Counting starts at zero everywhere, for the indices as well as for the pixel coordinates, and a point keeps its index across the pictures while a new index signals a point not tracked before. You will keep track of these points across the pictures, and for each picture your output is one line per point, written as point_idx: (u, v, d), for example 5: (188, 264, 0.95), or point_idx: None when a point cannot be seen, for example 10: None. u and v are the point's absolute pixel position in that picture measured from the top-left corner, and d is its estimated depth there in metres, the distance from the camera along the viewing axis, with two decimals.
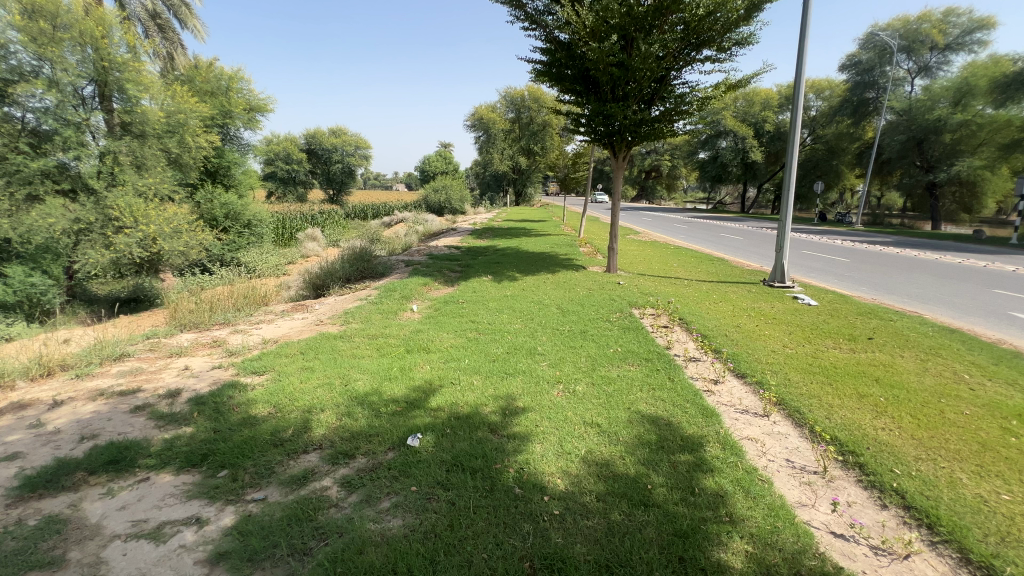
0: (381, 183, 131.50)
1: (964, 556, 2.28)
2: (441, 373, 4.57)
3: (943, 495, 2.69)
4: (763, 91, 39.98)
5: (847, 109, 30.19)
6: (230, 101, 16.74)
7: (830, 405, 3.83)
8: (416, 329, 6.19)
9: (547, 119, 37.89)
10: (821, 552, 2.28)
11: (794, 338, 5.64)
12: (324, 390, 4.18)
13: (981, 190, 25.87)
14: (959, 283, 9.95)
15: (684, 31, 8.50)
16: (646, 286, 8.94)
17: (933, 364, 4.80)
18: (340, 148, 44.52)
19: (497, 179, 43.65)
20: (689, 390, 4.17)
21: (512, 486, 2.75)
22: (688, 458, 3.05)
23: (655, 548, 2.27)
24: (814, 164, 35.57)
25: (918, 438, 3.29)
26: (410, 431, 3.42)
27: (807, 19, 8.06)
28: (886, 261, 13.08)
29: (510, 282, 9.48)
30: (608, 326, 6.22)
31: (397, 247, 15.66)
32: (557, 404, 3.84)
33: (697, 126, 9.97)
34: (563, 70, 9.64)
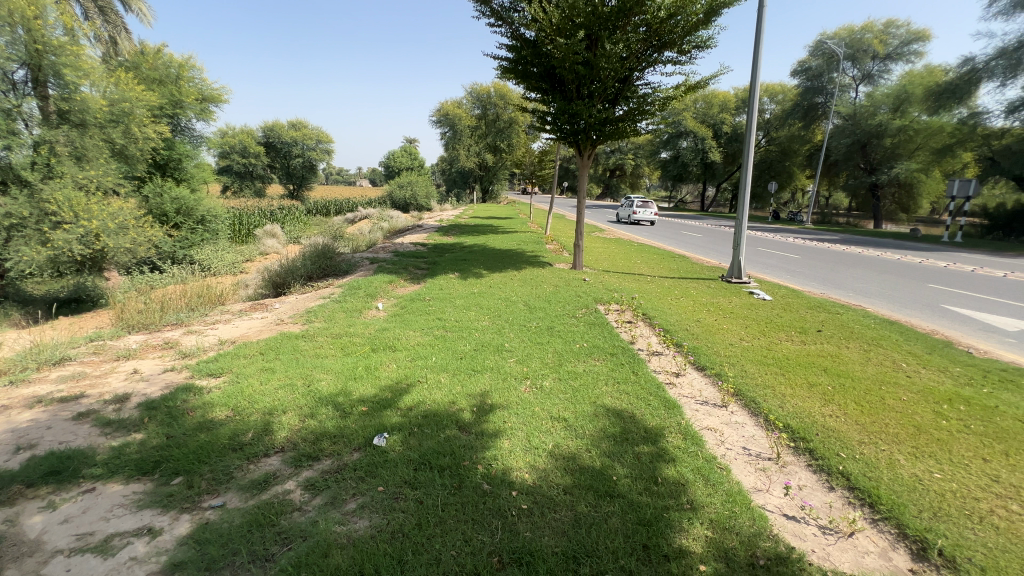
0: (343, 179, 128.38)
1: (902, 531, 2.45)
2: (408, 371, 4.53)
3: (883, 475, 2.89)
4: (721, 94, 41.43)
5: (798, 112, 31.65)
6: (181, 90, 15.98)
7: (782, 393, 4.05)
8: (382, 327, 6.07)
9: (514, 116, 37.96)
10: (775, 534, 2.41)
11: (750, 331, 5.90)
12: (285, 391, 4.04)
13: (917, 190, 27.74)
14: (900, 278, 10.64)
15: (647, 32, 8.66)
16: (611, 282, 9.10)
17: (875, 354, 5.13)
18: (301, 142, 43.20)
19: (463, 176, 43.43)
20: (652, 382, 4.30)
21: (480, 483, 2.75)
22: (651, 449, 3.14)
23: (621, 536, 2.33)
24: (768, 164, 37.27)
25: (861, 423, 3.52)
26: (377, 430, 3.37)
27: (762, 25, 8.39)
28: (834, 258, 13.84)
29: (478, 279, 9.43)
30: (574, 321, 6.32)
31: (361, 244, 15.33)
32: (525, 400, 3.87)
33: (659, 125, 10.21)
34: (529, 67, 9.67)
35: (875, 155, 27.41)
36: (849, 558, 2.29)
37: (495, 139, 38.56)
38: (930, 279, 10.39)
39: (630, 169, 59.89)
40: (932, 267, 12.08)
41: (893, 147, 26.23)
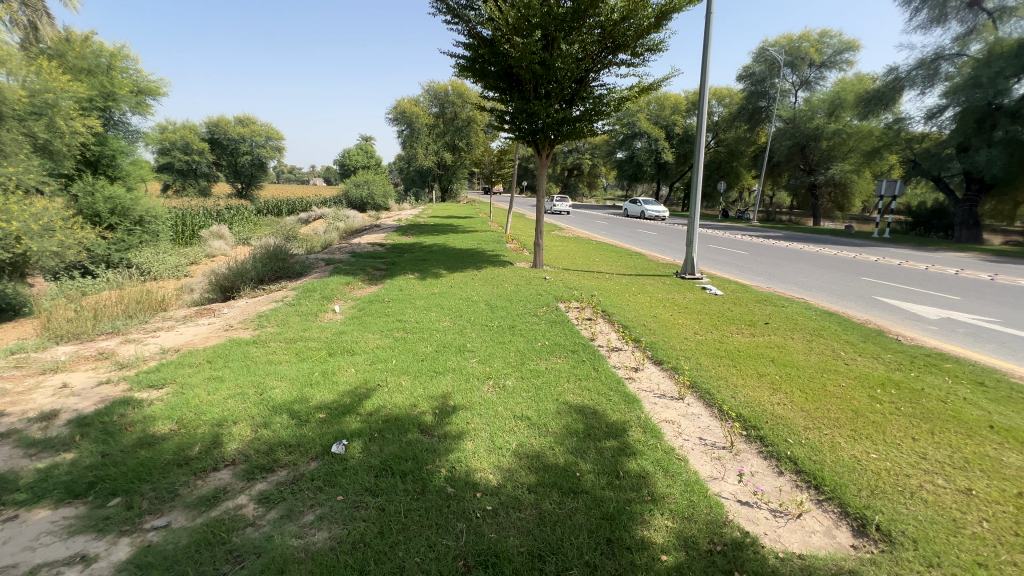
0: (295, 177, 123.59)
1: (844, 509, 2.61)
2: (367, 375, 4.40)
3: (827, 458, 3.07)
4: (672, 97, 42.90)
5: (744, 116, 33.20)
6: (113, 81, 14.97)
7: (734, 384, 4.23)
8: (339, 331, 5.88)
9: (471, 115, 37.97)
10: (730, 520, 2.50)
11: (704, 325, 6.14)
12: (235, 401, 3.84)
13: (851, 189, 29.76)
14: (837, 272, 11.36)
15: (601, 34, 8.83)
16: (571, 280, 9.19)
17: (817, 343, 5.45)
18: (249, 139, 41.35)
19: (421, 175, 42.77)
20: (612, 378, 4.38)
21: (444, 486, 2.72)
22: (613, 444, 3.20)
23: (585, 532, 2.36)
24: (717, 165, 38.90)
25: (806, 410, 3.74)
26: (335, 438, 3.26)
27: (710, 32, 8.73)
28: (779, 254, 14.59)
29: (438, 279, 9.31)
30: (535, 320, 6.35)
31: (316, 246, 14.77)
32: (488, 400, 3.85)
33: (615, 126, 10.42)
34: (487, 66, 9.66)
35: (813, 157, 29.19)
36: (797, 539, 2.42)
37: (453, 138, 38.25)
38: (864, 273, 11.15)
39: (588, 168, 61.01)
40: (865, 262, 12.95)
41: (829, 149, 28.02)
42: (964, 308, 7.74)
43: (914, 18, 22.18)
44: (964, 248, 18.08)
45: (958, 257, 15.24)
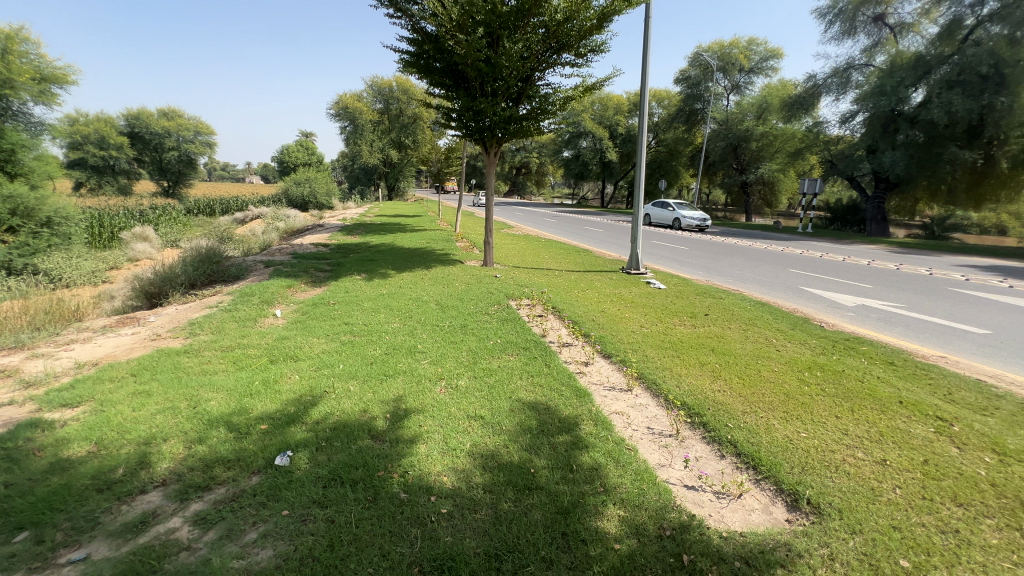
0: (230, 176, 116.87)
1: (779, 487, 2.79)
2: (312, 382, 4.21)
3: (763, 439, 3.27)
4: (614, 97, 44.19)
5: (681, 117, 34.75)
6: (10, 67, 13.42)
7: (679, 373, 4.43)
8: (280, 336, 5.59)
9: (417, 112, 37.30)
10: (678, 505, 2.61)
11: (649, 318, 6.39)
12: (165, 416, 3.55)
13: (778, 187, 31.93)
14: (768, 265, 12.13)
15: (545, 34, 8.92)
16: (521, 278, 9.23)
17: (752, 332, 5.81)
18: (175, 133, 38.45)
19: (366, 173, 41.58)
20: (564, 373, 4.45)
21: (397, 492, 2.64)
22: (566, 439, 3.25)
23: (541, 527, 2.38)
24: (658, 164, 40.48)
25: (743, 395, 3.98)
26: (279, 449, 3.09)
27: (649, 35, 9.05)
28: (716, 248, 15.38)
29: (386, 280, 9.10)
30: (487, 318, 6.33)
31: (253, 247, 13.96)
32: (441, 401, 3.80)
33: (561, 125, 10.57)
34: (432, 62, 9.52)
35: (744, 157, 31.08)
36: (739, 518, 2.56)
37: (399, 135, 37.59)
38: (791, 265, 11.99)
39: (536, 167, 61.78)
40: (793, 255, 13.90)
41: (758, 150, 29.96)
42: (876, 296, 8.51)
43: (829, 29, 24.13)
44: (874, 241, 19.95)
45: (870, 249, 16.75)
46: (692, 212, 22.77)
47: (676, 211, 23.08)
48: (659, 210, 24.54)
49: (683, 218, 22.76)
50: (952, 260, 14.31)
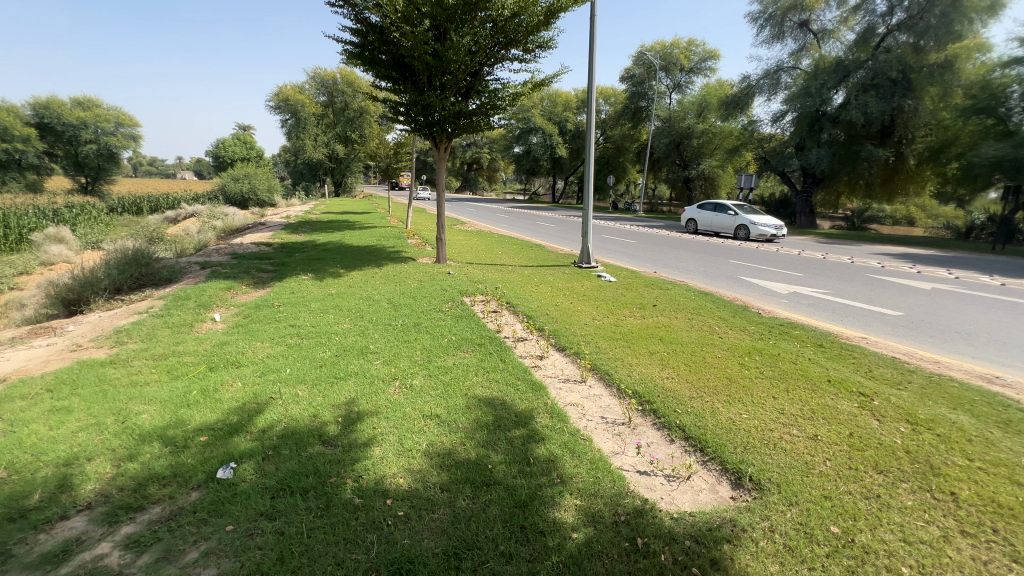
0: (159, 171, 108.77)
1: (724, 467, 2.95)
2: (257, 388, 4.00)
3: (709, 423, 3.44)
4: (563, 94, 44.81)
5: (628, 114, 35.71)
6: None
7: (630, 363, 4.57)
8: (220, 341, 5.27)
9: (363, 106, 36.18)
10: (632, 490, 2.70)
11: (601, 311, 6.54)
12: (89, 434, 3.26)
13: (718, 182, 33.57)
14: (711, 256, 12.72)
15: (493, 29, 8.86)
16: (475, 274, 9.18)
17: (697, 321, 6.10)
18: (93, 124, 35.25)
19: (311, 168, 39.92)
20: (519, 367, 4.48)
21: (351, 497, 2.56)
22: (522, 433, 3.27)
23: (499, 523, 2.39)
24: (606, 160, 41.47)
25: (690, 381, 4.17)
26: (222, 461, 2.91)
27: (595, 33, 9.22)
28: (662, 242, 15.98)
29: (335, 279, 8.78)
30: (441, 316, 6.26)
31: (188, 248, 13.06)
32: (395, 402, 3.71)
33: (511, 120, 10.55)
34: (377, 54, 9.26)
35: (686, 153, 32.44)
36: (688, 499, 2.68)
37: (344, 129, 36.44)
38: (732, 256, 12.63)
39: (487, 162, 61.69)
40: (733, 246, 14.66)
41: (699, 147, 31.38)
42: (807, 284, 9.13)
43: (760, 33, 25.55)
44: (803, 232, 21.44)
45: (799, 240, 17.99)
46: (764, 217, 16.97)
47: (743, 215, 17.16)
48: (711, 213, 18.54)
49: (754, 225, 16.86)
50: (870, 249, 15.62)
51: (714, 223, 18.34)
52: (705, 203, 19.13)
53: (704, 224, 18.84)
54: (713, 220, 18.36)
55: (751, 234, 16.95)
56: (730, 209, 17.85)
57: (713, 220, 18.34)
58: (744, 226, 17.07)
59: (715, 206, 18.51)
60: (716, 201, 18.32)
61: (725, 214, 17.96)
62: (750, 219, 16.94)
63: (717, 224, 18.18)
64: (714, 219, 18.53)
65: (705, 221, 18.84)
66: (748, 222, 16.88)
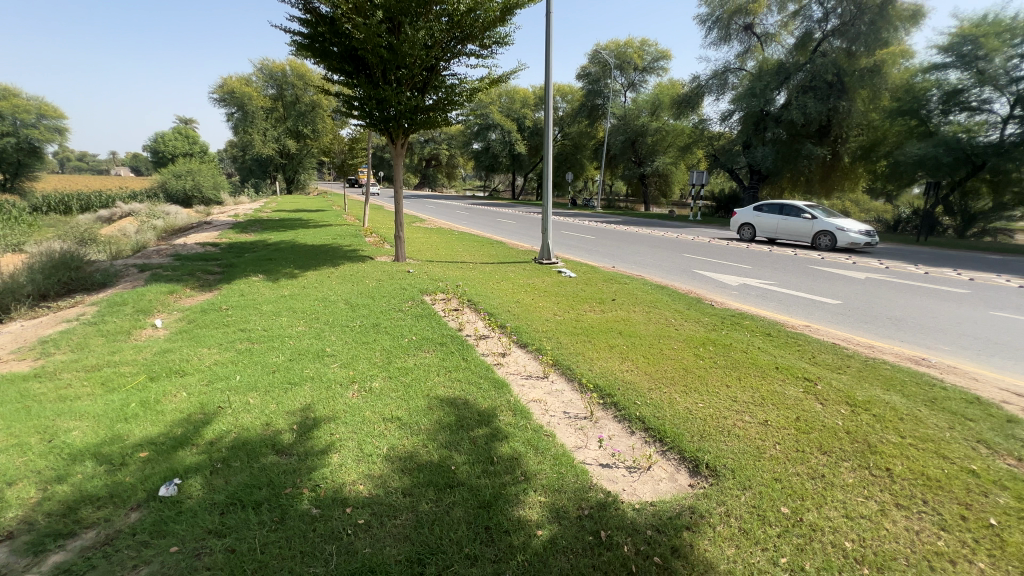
0: (90, 167, 101.09)
1: (682, 455, 3.04)
2: (204, 397, 3.77)
3: (668, 413, 3.53)
4: (521, 91, 44.93)
5: (584, 112, 36.23)
6: None
7: (591, 357, 4.64)
8: (162, 349, 4.93)
9: (315, 100, 35.02)
10: (595, 484, 2.74)
11: (562, 306, 6.60)
12: (10, 456, 2.97)
13: (672, 179, 34.62)
14: (666, 250, 13.09)
15: (449, 23, 8.71)
16: (435, 272, 9.05)
17: (654, 314, 6.26)
18: (11, 116, 32.31)
19: (260, 164, 38.20)
20: (481, 365, 4.46)
21: (309, 508, 2.46)
22: (485, 431, 3.25)
23: (464, 524, 2.36)
24: (564, 157, 41.93)
25: (649, 372, 4.28)
26: (165, 477, 2.72)
27: (552, 30, 9.26)
28: (620, 237, 16.32)
29: (289, 280, 8.43)
30: (401, 316, 6.14)
31: (125, 249, 12.19)
32: (353, 406, 3.60)
33: (469, 116, 10.44)
34: (329, 46, 8.94)
35: (641, 150, 33.28)
36: (649, 489, 2.74)
37: (295, 123, 35.11)
38: (686, 250, 13.05)
39: (446, 159, 61.07)
40: (686, 241, 15.14)
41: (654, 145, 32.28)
42: (755, 276, 9.57)
43: (709, 34, 26.51)
44: None
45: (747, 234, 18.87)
46: (849, 222, 13.66)
47: (824, 220, 13.72)
48: (778, 216, 14.93)
49: (841, 232, 13.47)
50: None
51: (782, 229, 14.78)
52: (763, 204, 15.61)
53: (767, 229, 15.25)
54: (780, 225, 14.83)
55: (835, 243, 13.53)
56: (804, 210, 14.36)
57: (781, 226, 14.79)
58: (827, 232, 13.64)
59: (781, 208, 14.95)
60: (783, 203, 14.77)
61: (799, 217, 14.39)
62: (836, 223, 13.49)
63: (785, 229, 14.68)
64: (779, 224, 15.00)
65: (768, 226, 15.26)
66: (833, 228, 13.44)
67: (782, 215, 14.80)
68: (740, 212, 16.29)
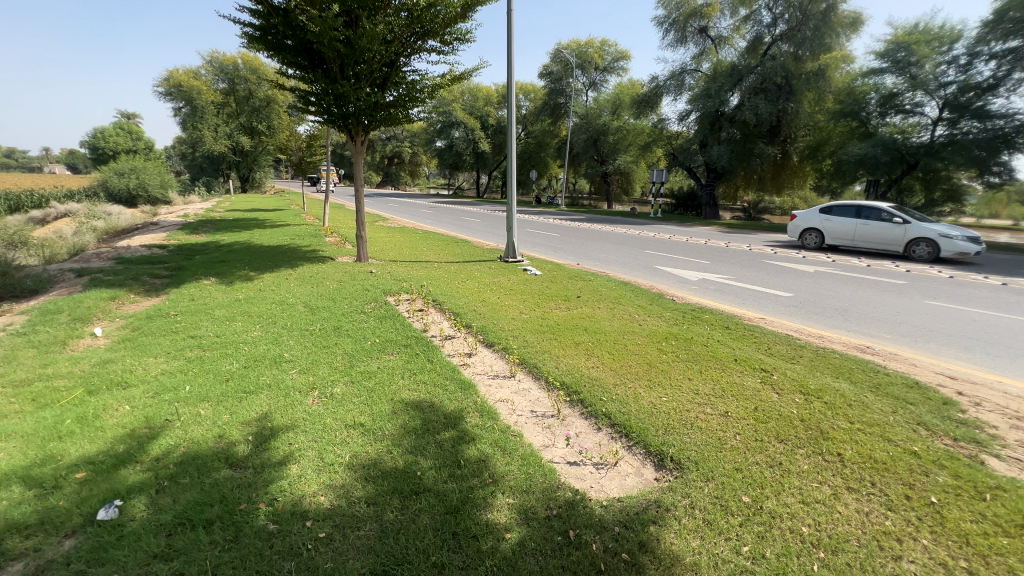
0: (18, 164, 93.57)
1: (648, 450, 3.08)
2: (151, 410, 3.53)
3: (633, 408, 3.58)
4: (483, 89, 44.77)
5: (547, 110, 36.45)
6: None
7: (557, 355, 4.66)
8: (102, 360, 4.59)
9: (270, 94, 33.76)
10: (563, 483, 2.73)
11: (528, 304, 6.60)
12: None
13: (633, 177, 35.36)
14: (629, 247, 13.34)
15: (409, 18, 8.51)
16: (399, 272, 8.87)
17: (618, 310, 6.35)
18: None
19: (211, 162, 36.44)
20: (447, 367, 4.38)
21: (265, 524, 2.34)
22: (452, 434, 3.19)
23: (431, 531, 2.30)
24: (528, 156, 42.10)
25: (614, 368, 4.34)
26: (106, 498, 2.53)
27: (513, 28, 9.23)
28: (584, 234, 16.52)
29: (244, 283, 8.05)
30: (363, 318, 5.97)
31: (59, 252, 11.33)
32: (314, 413, 3.47)
33: (431, 113, 10.27)
34: (282, 39, 8.59)
35: (604, 149, 33.82)
36: (616, 484, 2.77)
37: (249, 119, 33.79)
38: (648, 247, 13.34)
39: (409, 157, 60.11)
40: (648, 237, 15.49)
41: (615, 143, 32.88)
42: (714, 270, 9.89)
43: (666, 36, 27.19)
44: (709, 223, 23.26)
45: (705, 230, 19.50)
46: (947, 226, 11.59)
47: (921, 226, 11.56)
48: (857, 221, 12.61)
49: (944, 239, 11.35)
50: (765, 237, 17.32)
51: (862, 235, 12.54)
52: (831, 206, 13.31)
53: (841, 236, 12.97)
54: (859, 230, 12.52)
55: (934, 252, 11.44)
56: (889, 214, 12.15)
57: (865, 232, 12.49)
58: (924, 240, 11.52)
59: (858, 211, 12.72)
60: (864, 205, 12.49)
61: (884, 221, 12.20)
62: (936, 228, 11.39)
63: (867, 236, 12.45)
64: (861, 229, 12.64)
65: (841, 232, 12.94)
66: (934, 234, 11.32)
67: (860, 219, 12.55)
68: (799, 215, 13.97)
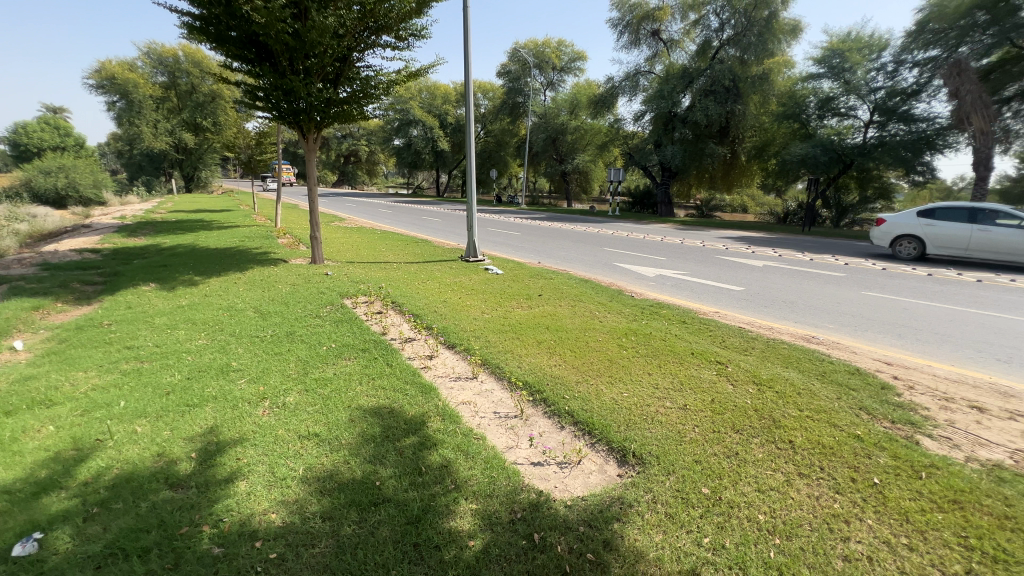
0: None
1: (611, 447, 3.09)
2: (79, 430, 3.23)
3: (595, 405, 3.60)
4: (441, 87, 44.27)
5: (506, 109, 36.46)
6: None
7: (519, 354, 4.63)
8: (23, 376, 4.18)
9: (214, 89, 32.05)
10: (527, 485, 2.70)
11: (489, 304, 6.55)
12: None
13: (591, 176, 35.95)
14: (589, 245, 13.51)
15: (361, 12, 8.24)
16: (357, 274, 8.61)
17: (579, 307, 6.40)
18: None
19: (151, 159, 34.24)
20: (407, 371, 4.26)
21: (210, 548, 2.18)
22: (413, 441, 3.09)
23: (390, 544, 2.21)
24: (488, 155, 42.00)
25: (576, 365, 4.35)
26: (24, 531, 2.28)
27: (469, 25, 9.13)
28: (544, 233, 16.63)
29: (187, 288, 7.58)
30: (318, 322, 5.74)
31: None
32: (265, 425, 3.27)
33: (387, 110, 10.01)
34: (225, 30, 8.12)
35: (562, 148, 34.20)
36: (579, 483, 2.76)
37: (192, 115, 31.93)
38: (607, 245, 13.56)
39: (366, 155, 58.67)
40: (607, 235, 15.76)
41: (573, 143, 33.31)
42: (670, 267, 10.17)
43: (620, 38, 27.78)
44: (665, 220, 23.97)
45: (661, 228, 20.06)
46: None
47: None
48: (978, 226, 10.56)
49: None
50: (717, 233, 18.01)
51: (981, 243, 10.49)
52: (932, 210, 11.40)
53: (951, 244, 10.93)
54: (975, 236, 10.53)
55: None
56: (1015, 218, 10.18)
57: (989, 240, 10.39)
58: None
59: (972, 214, 10.74)
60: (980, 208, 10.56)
61: (1010, 226, 10.18)
62: None
63: (990, 244, 10.35)
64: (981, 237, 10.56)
65: (950, 239, 10.95)
66: None
67: (977, 223, 10.56)
68: (889, 220, 11.98)
